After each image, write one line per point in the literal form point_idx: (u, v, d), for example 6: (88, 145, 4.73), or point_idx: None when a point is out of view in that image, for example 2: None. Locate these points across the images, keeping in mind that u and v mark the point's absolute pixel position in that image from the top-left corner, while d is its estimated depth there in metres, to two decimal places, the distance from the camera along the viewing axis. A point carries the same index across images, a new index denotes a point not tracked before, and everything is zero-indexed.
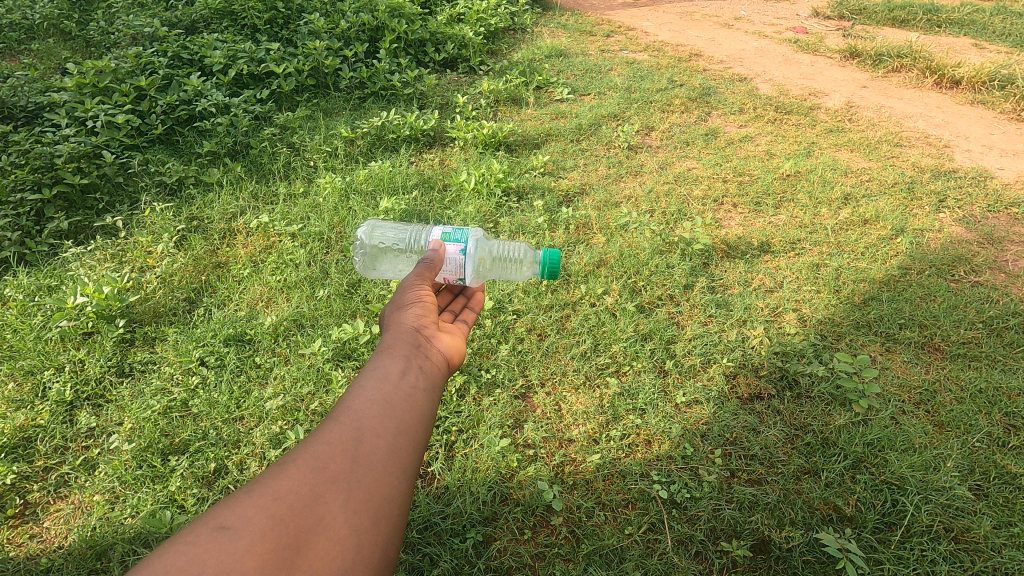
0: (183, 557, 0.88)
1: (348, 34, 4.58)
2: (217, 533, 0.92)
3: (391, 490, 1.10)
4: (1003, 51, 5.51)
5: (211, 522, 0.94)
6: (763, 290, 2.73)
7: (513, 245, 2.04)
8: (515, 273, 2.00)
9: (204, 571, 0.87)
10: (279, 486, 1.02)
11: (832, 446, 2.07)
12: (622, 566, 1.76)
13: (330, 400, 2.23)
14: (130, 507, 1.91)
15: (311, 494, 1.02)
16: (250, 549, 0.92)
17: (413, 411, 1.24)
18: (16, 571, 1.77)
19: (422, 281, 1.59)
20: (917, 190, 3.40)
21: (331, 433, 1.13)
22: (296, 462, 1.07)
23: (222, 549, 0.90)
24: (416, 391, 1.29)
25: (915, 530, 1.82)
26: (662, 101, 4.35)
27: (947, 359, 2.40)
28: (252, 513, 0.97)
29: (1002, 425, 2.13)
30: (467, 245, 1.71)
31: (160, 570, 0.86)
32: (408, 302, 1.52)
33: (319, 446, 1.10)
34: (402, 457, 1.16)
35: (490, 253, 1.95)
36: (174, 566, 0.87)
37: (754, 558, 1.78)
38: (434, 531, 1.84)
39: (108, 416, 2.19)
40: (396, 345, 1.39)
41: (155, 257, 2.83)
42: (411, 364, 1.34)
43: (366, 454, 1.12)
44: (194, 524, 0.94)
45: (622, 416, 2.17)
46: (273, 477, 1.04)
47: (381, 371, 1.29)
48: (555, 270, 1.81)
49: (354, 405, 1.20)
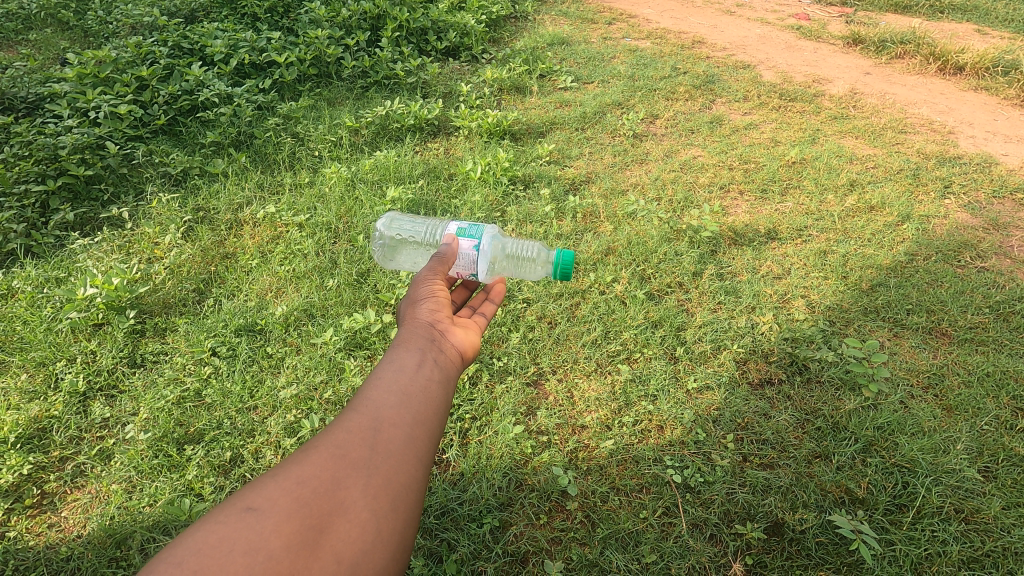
0: (213, 536, 0.90)
1: (350, 22, 4.55)
2: (244, 514, 0.94)
3: (410, 478, 1.10)
4: (1006, 37, 5.50)
5: (238, 504, 0.96)
6: (772, 277, 2.75)
7: (527, 241, 2.03)
8: (528, 271, 2.01)
9: (232, 550, 0.89)
10: (302, 471, 1.03)
11: (843, 429, 2.09)
12: (638, 549, 1.78)
13: (343, 389, 2.24)
14: (147, 496, 1.92)
15: (332, 479, 1.03)
16: (275, 529, 0.93)
17: (429, 403, 1.24)
18: (36, 560, 1.78)
19: (436, 275, 1.59)
20: (923, 177, 3.41)
21: (350, 422, 1.14)
22: (317, 449, 1.08)
23: (249, 528, 0.92)
24: (431, 383, 1.28)
25: (926, 512, 1.85)
26: (665, 88, 4.34)
27: (954, 343, 2.42)
28: (277, 495, 0.98)
29: (1010, 409, 2.15)
30: (481, 241, 1.71)
31: (192, 548, 0.88)
32: (423, 297, 1.51)
33: (340, 435, 1.11)
34: (419, 446, 1.16)
35: (504, 251, 1.96)
36: (204, 544, 0.89)
37: (768, 540, 1.81)
38: (451, 516, 1.86)
39: (122, 407, 2.20)
40: (412, 339, 1.39)
41: (163, 248, 2.82)
42: (426, 357, 1.34)
43: (384, 442, 1.12)
44: (223, 505, 0.96)
45: (634, 403, 2.19)
46: (296, 463, 1.05)
47: (398, 363, 1.29)
48: (568, 271, 1.78)
49: (372, 396, 1.20)
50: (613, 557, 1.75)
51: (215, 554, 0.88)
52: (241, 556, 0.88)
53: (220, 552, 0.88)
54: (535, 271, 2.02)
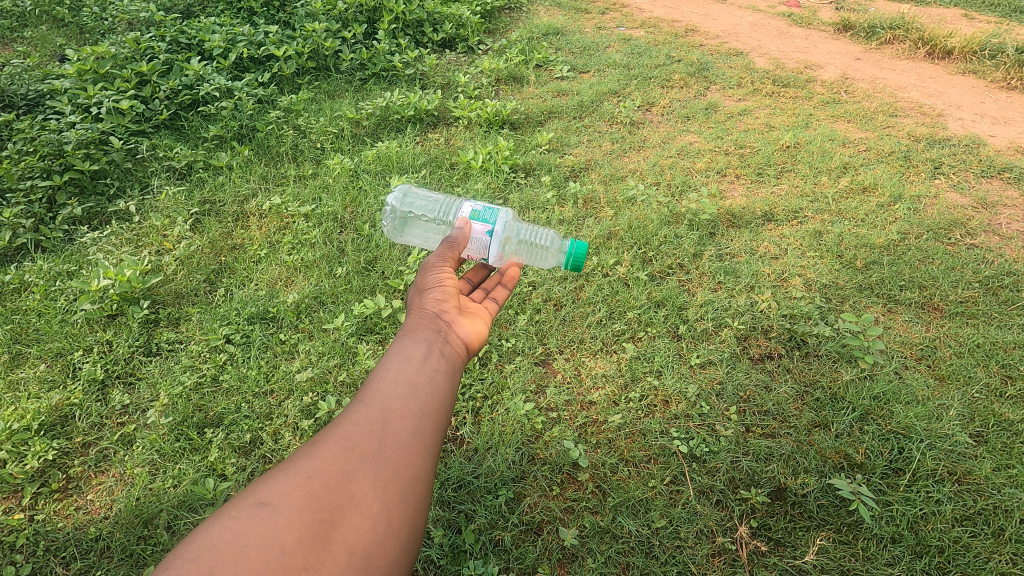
0: (227, 532, 0.96)
1: (346, 15, 4.59)
2: (257, 509, 1.00)
3: (418, 468, 1.16)
4: (992, 21, 5.60)
5: (251, 499, 1.02)
6: (768, 257, 2.83)
7: (541, 230, 2.08)
8: (540, 258, 2.07)
9: (247, 545, 0.95)
10: (313, 464, 1.09)
11: (841, 400, 2.18)
12: (648, 515, 1.86)
13: (356, 371, 2.31)
14: (171, 477, 1.98)
15: (342, 473, 1.09)
16: (288, 524, 0.99)
17: (436, 394, 1.29)
18: (66, 540, 1.84)
19: (445, 263, 1.62)
20: (913, 159, 3.49)
21: (359, 415, 1.20)
22: (328, 442, 1.14)
23: (263, 523, 0.98)
24: (438, 374, 1.33)
25: (921, 474, 1.94)
26: (661, 76, 4.39)
27: (946, 317, 2.52)
28: (289, 490, 1.04)
29: (999, 376, 2.24)
30: (494, 226, 1.74)
31: (207, 545, 0.94)
32: (430, 287, 1.56)
33: (348, 428, 1.16)
34: (427, 438, 1.21)
35: (518, 236, 2.00)
36: (219, 539, 0.95)
37: (772, 504, 1.89)
38: (468, 489, 1.93)
39: (140, 394, 2.25)
40: (418, 329, 1.44)
41: (172, 240, 2.87)
42: (433, 348, 1.39)
43: (393, 434, 1.17)
44: (237, 500, 1.02)
45: (640, 378, 2.26)
46: (307, 457, 1.11)
47: (405, 354, 1.35)
48: (579, 264, 1.85)
49: (380, 388, 1.26)
50: (625, 523, 1.84)
51: (231, 548, 0.94)
52: (255, 551, 0.94)
53: (235, 547, 0.94)
54: (547, 259, 2.08)
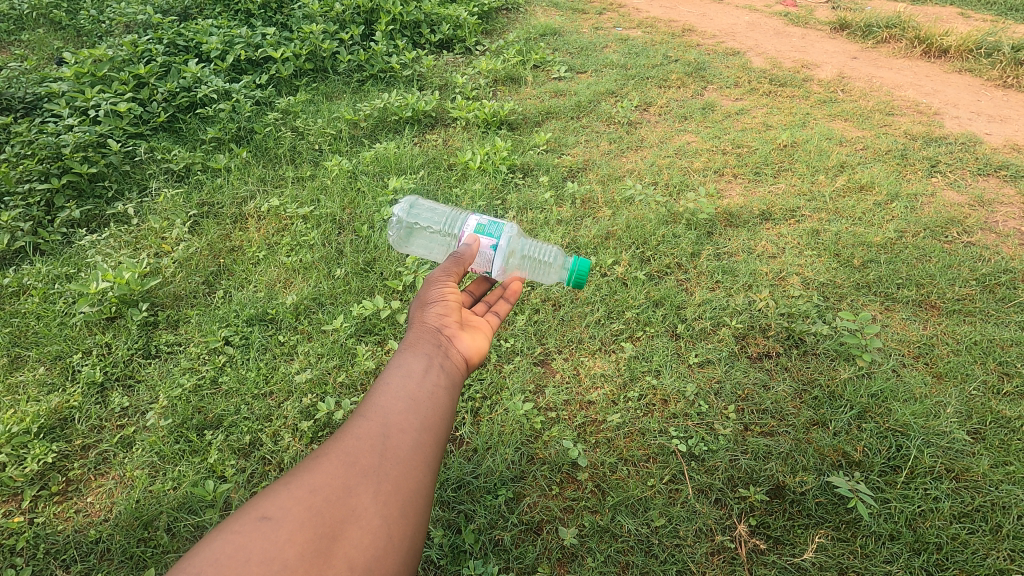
0: (229, 546, 0.96)
1: (343, 17, 4.59)
2: (259, 523, 1.00)
3: (418, 483, 1.16)
4: (988, 20, 5.62)
5: (253, 513, 1.02)
6: (766, 255, 2.84)
7: (546, 248, 2.17)
8: (544, 274, 2.11)
9: (249, 559, 0.95)
10: (314, 479, 1.09)
11: (839, 397, 2.18)
12: (647, 514, 1.87)
13: (355, 372, 2.31)
14: (171, 479, 1.99)
15: (343, 487, 1.09)
16: (289, 538, 0.99)
17: (436, 408, 1.30)
18: (66, 543, 1.84)
19: (448, 277, 1.62)
20: (910, 157, 3.50)
21: (359, 428, 1.20)
22: (329, 456, 1.14)
23: (264, 537, 0.98)
24: (438, 389, 1.33)
25: (919, 471, 1.95)
26: (658, 76, 4.40)
27: (943, 315, 2.52)
28: (290, 504, 1.04)
29: (996, 373, 2.25)
30: (499, 241, 1.76)
31: (209, 559, 0.94)
32: (432, 300, 1.56)
33: (349, 442, 1.16)
34: (427, 453, 1.22)
35: (522, 251, 2.02)
36: (221, 553, 0.95)
37: (771, 503, 1.90)
38: (467, 489, 1.94)
39: (140, 396, 2.25)
40: (419, 343, 1.44)
41: (170, 242, 2.87)
42: (433, 362, 1.39)
43: (393, 449, 1.18)
44: (239, 515, 1.02)
45: (639, 378, 2.27)
46: (308, 471, 1.11)
47: (406, 368, 1.34)
48: (582, 280, 1.85)
49: (380, 402, 1.26)
50: (625, 521, 1.85)
51: (233, 562, 0.94)
52: (258, 565, 0.94)
53: (237, 561, 0.94)
54: (549, 275, 2.12)
